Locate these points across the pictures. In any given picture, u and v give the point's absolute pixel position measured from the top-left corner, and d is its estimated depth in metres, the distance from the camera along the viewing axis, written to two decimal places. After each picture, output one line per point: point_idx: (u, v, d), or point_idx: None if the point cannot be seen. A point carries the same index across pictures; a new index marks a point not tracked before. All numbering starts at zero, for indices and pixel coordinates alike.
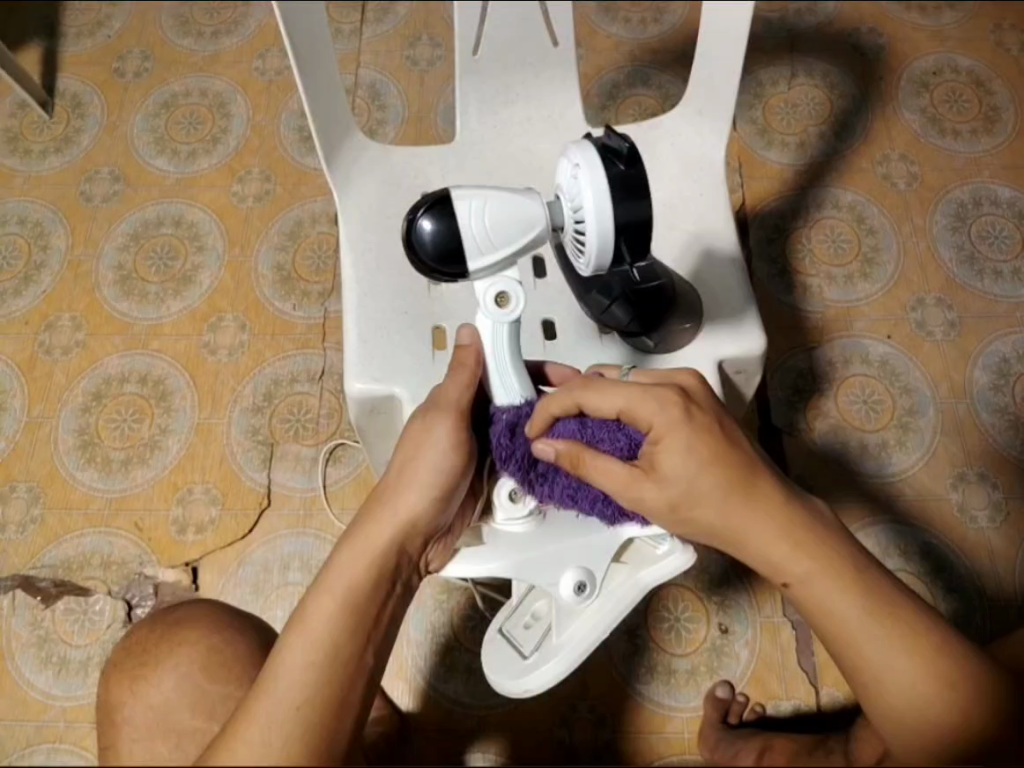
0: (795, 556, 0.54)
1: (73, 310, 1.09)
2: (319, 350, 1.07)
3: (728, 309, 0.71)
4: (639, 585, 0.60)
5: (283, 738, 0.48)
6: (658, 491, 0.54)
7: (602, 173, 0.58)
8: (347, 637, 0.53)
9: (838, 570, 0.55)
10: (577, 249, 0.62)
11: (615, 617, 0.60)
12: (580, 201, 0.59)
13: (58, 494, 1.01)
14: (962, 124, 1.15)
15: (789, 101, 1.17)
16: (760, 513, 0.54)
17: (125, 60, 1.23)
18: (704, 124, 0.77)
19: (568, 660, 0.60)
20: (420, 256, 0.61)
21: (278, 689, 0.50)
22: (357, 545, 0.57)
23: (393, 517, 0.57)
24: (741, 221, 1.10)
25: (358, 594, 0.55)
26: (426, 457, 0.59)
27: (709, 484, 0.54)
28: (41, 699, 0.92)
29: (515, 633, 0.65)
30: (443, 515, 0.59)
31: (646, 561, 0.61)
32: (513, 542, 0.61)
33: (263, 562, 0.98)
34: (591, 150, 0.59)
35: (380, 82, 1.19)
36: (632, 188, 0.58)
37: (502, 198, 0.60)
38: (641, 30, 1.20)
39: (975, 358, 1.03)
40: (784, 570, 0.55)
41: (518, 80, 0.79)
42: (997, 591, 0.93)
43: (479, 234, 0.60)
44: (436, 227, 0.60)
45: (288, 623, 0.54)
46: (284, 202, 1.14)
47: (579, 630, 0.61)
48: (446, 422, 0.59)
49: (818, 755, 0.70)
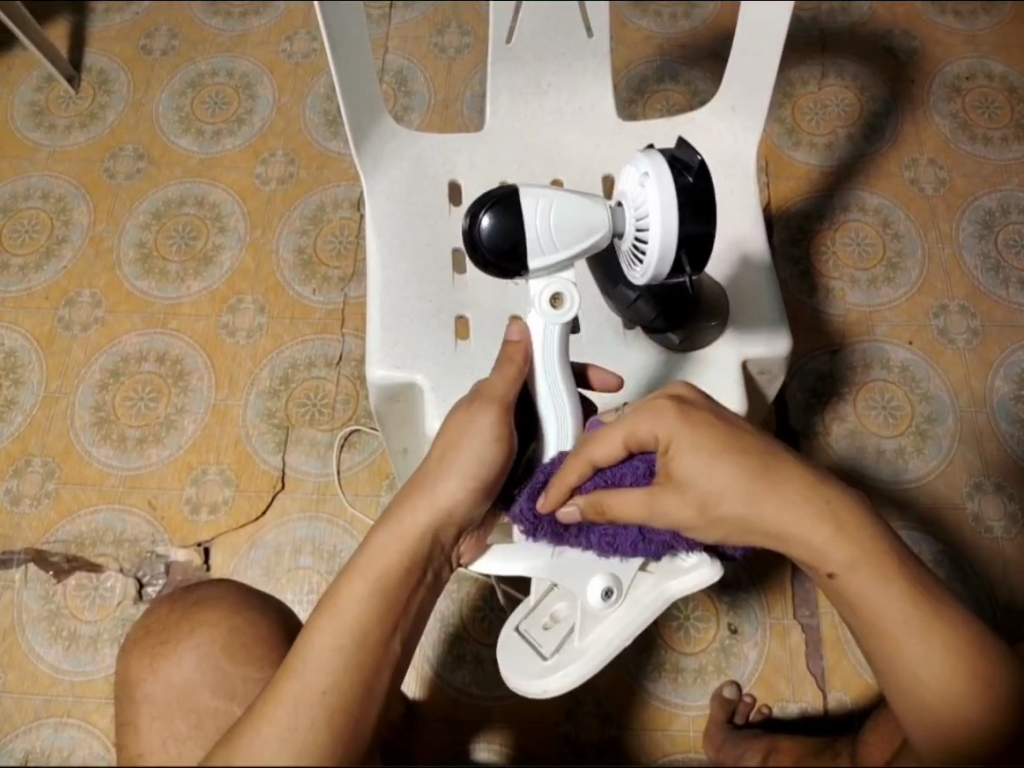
0: (831, 542, 0.52)
1: (93, 287, 1.09)
2: (337, 335, 1.06)
3: (756, 313, 0.71)
4: (665, 595, 0.60)
5: (309, 721, 0.48)
6: (682, 501, 0.55)
7: (671, 183, 0.57)
8: (377, 622, 0.53)
9: (878, 558, 0.52)
10: (633, 259, 0.62)
11: (639, 623, 0.60)
12: (646, 209, 0.58)
13: (72, 470, 1.01)
14: (993, 131, 1.14)
15: (818, 102, 1.16)
16: (789, 495, 0.53)
17: (152, 38, 1.23)
18: (737, 120, 0.76)
19: (596, 658, 0.60)
20: (477, 252, 0.61)
21: (305, 672, 0.50)
22: (392, 528, 0.56)
23: (429, 506, 0.56)
24: (766, 221, 1.10)
25: (391, 580, 0.54)
26: (468, 448, 0.57)
27: (726, 476, 0.53)
28: (50, 673, 0.93)
29: (534, 633, 0.64)
30: (479, 504, 0.59)
31: (669, 571, 0.61)
32: (547, 542, 0.64)
33: (275, 545, 0.98)
34: (660, 159, 0.58)
35: (407, 68, 1.18)
36: (698, 202, 0.58)
37: (568, 201, 0.60)
38: (672, 24, 1.20)
39: (996, 366, 1.03)
40: (825, 557, 0.53)
41: (550, 70, 0.78)
42: (1010, 603, 0.93)
43: (541, 234, 0.60)
44: (494, 222, 0.60)
45: (320, 602, 0.53)
46: (307, 186, 1.13)
47: (602, 637, 0.61)
48: (490, 414, 0.58)
49: (825, 756, 0.70)
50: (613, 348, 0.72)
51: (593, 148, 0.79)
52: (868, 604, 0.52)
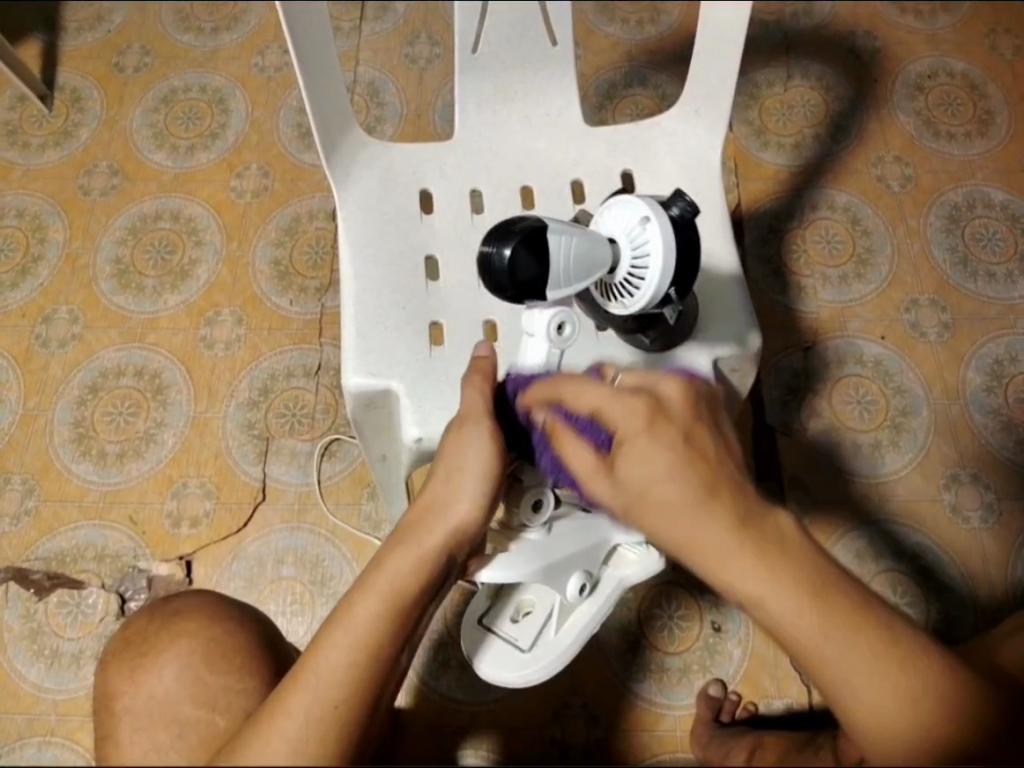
0: (748, 580, 0.49)
1: (70, 303, 1.10)
2: (315, 345, 1.07)
3: (724, 319, 0.70)
4: (625, 584, 0.68)
5: (321, 733, 0.47)
6: (611, 490, 0.53)
7: (671, 231, 0.59)
8: (391, 638, 0.52)
9: (791, 585, 0.49)
10: (616, 294, 0.63)
11: (605, 610, 0.68)
12: (645, 251, 0.60)
13: (52, 487, 1.01)
14: (957, 128, 1.16)
15: (785, 103, 1.18)
16: (709, 533, 0.49)
17: (125, 55, 1.24)
18: (701, 123, 0.78)
19: (569, 650, 0.68)
20: (499, 285, 0.58)
21: (317, 683, 0.49)
22: (409, 547, 0.56)
23: (445, 526, 0.57)
24: (737, 221, 1.11)
25: (407, 596, 0.54)
26: (476, 468, 0.58)
27: (666, 486, 0.50)
28: (33, 692, 0.92)
29: (505, 627, 0.70)
30: (485, 527, 0.59)
31: (628, 563, 0.68)
32: (534, 550, 0.63)
33: (258, 556, 0.98)
34: (663, 208, 0.60)
35: (379, 79, 1.20)
36: (687, 247, 0.61)
37: (586, 239, 0.59)
38: (639, 31, 1.21)
39: (968, 359, 1.04)
40: (736, 593, 0.50)
41: (516, 78, 0.79)
42: (989, 592, 0.94)
43: (561, 272, 0.59)
44: (517, 256, 0.57)
45: (333, 617, 0.53)
46: (282, 197, 1.14)
47: (575, 626, 0.69)
48: (488, 434, 0.58)
49: (807, 747, 0.70)
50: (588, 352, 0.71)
51: (560, 152, 0.79)
52: (792, 636, 0.50)
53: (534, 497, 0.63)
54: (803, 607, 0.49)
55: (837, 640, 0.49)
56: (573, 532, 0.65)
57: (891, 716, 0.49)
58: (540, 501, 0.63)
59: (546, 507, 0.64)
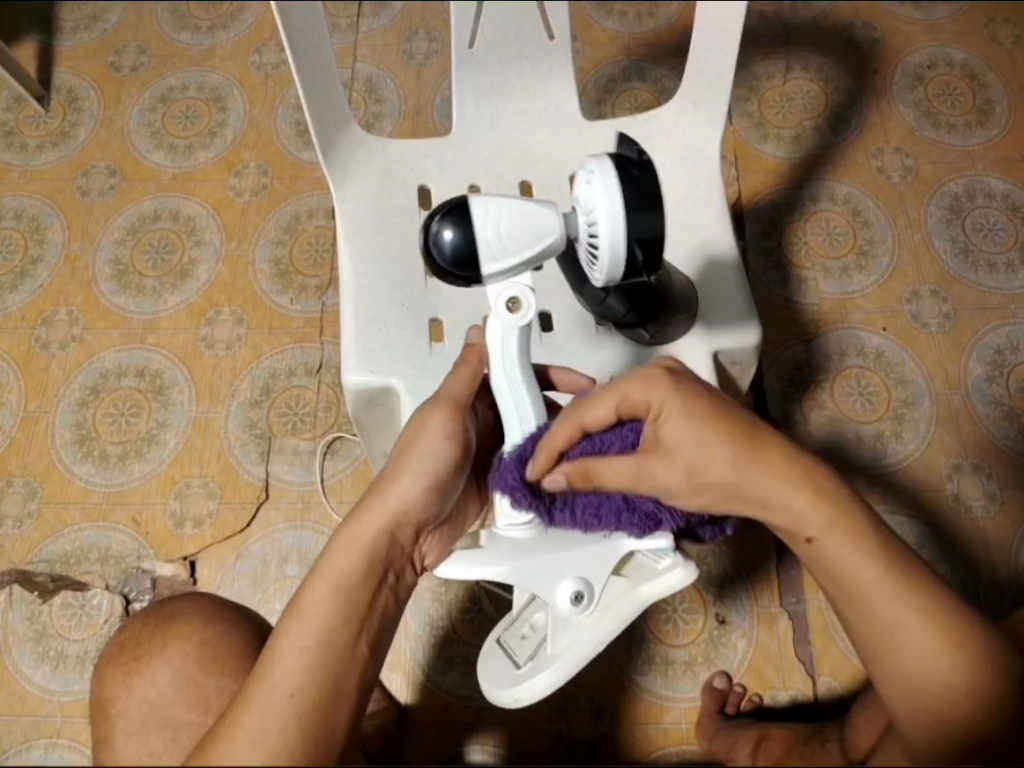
0: (811, 505, 0.53)
1: (70, 305, 1.09)
2: (317, 344, 1.07)
3: (725, 307, 0.70)
4: (637, 600, 0.57)
5: (279, 725, 0.49)
6: (669, 467, 0.55)
7: (615, 185, 0.58)
8: (340, 624, 0.53)
9: (851, 524, 0.53)
10: (590, 261, 0.62)
11: (613, 624, 0.57)
12: (594, 212, 0.59)
13: (55, 488, 1.01)
14: (957, 118, 1.16)
15: (784, 95, 1.18)
16: (774, 475, 0.54)
17: (122, 54, 1.23)
18: (700, 116, 0.77)
19: (564, 664, 0.57)
20: (438, 261, 0.60)
21: (272, 679, 0.50)
22: (349, 533, 0.57)
23: (385, 507, 0.57)
24: (737, 215, 1.11)
25: (350, 580, 0.55)
26: (421, 447, 0.59)
27: (715, 446, 0.54)
28: (39, 694, 0.92)
29: (512, 644, 0.63)
30: (437, 505, 0.60)
31: (645, 576, 0.58)
32: (513, 548, 0.59)
33: (261, 555, 0.98)
34: (607, 160, 0.58)
35: (377, 76, 1.19)
36: (644, 196, 0.58)
37: (520, 207, 0.59)
38: (637, 24, 1.21)
39: (970, 349, 1.04)
40: (805, 519, 0.54)
41: (514, 73, 0.78)
42: (993, 582, 0.94)
43: (493, 239, 0.59)
44: (456, 236, 0.59)
45: (284, 611, 0.54)
46: (282, 195, 1.14)
47: (573, 641, 0.57)
48: (440, 415, 0.59)
49: (814, 741, 0.69)
50: (587, 348, 0.71)
51: (560, 147, 0.79)
52: (847, 574, 0.53)
53: (511, 491, 0.60)
54: (865, 552, 0.53)
55: (892, 593, 0.52)
56: (567, 531, 0.60)
57: (938, 672, 0.51)
58: (518, 495, 0.60)
59: (528, 503, 0.60)
